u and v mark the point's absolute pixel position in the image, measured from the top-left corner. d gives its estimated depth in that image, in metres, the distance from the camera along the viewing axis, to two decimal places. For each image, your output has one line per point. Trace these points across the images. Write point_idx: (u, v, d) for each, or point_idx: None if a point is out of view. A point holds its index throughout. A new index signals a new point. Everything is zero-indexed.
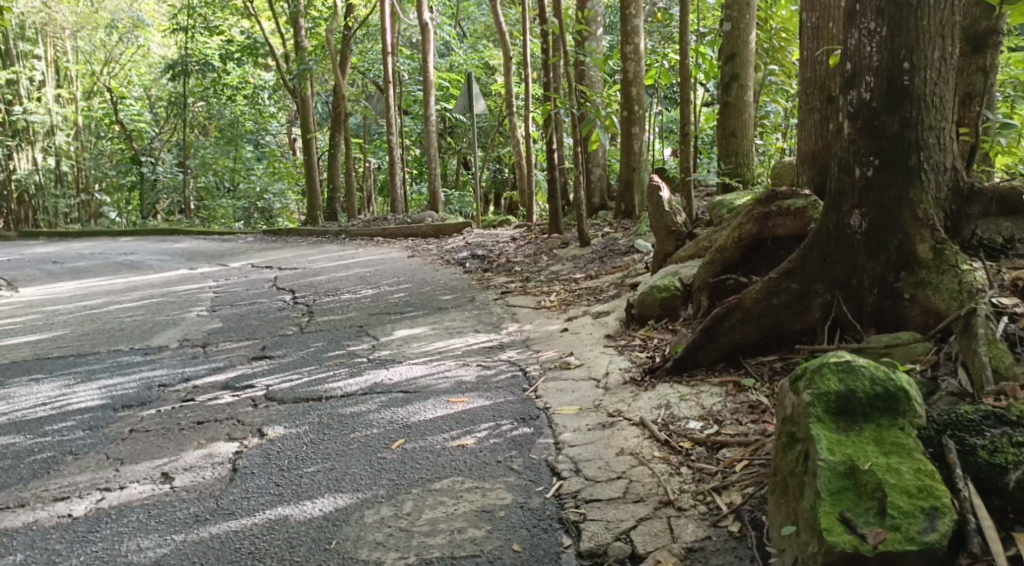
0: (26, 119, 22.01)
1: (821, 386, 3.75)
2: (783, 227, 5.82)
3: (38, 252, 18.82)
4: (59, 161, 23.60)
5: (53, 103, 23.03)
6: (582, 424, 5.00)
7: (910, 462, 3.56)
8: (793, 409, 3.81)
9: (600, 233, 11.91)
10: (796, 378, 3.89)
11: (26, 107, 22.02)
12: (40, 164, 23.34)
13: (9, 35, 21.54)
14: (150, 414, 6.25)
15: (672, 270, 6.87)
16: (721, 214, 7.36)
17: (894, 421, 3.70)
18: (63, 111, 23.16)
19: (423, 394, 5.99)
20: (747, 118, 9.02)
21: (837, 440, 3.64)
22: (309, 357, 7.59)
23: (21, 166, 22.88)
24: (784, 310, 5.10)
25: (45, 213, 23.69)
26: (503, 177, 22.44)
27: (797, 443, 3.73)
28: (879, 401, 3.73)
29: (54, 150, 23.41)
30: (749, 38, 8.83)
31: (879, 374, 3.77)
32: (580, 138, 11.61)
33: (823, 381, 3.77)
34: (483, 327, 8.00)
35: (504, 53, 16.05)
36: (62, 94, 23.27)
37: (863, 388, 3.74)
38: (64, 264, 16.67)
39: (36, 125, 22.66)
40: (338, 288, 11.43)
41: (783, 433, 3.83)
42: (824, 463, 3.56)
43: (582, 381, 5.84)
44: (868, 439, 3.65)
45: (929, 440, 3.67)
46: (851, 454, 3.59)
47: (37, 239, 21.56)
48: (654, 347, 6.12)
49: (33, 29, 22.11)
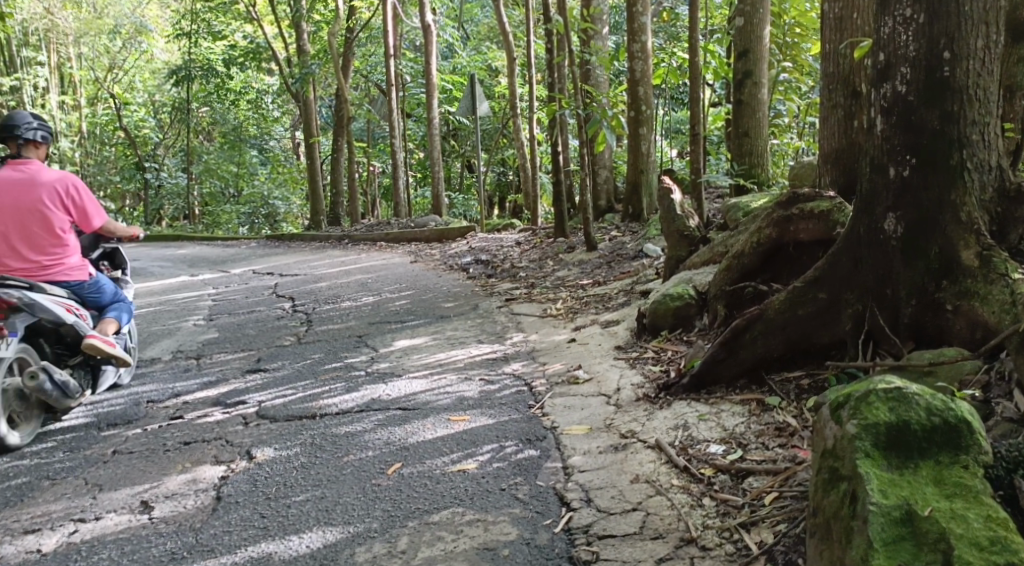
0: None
1: (868, 416, 3.39)
2: (805, 231, 5.44)
3: None
4: (63, 168, 23.31)
5: (57, 110, 22.75)
6: (593, 447, 4.63)
7: (978, 507, 3.18)
8: (835, 442, 3.45)
9: (607, 237, 11.54)
10: (837, 405, 3.53)
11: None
12: (43, 170, 23.06)
13: (11, 41, 21.27)
14: (135, 433, 5.87)
15: (686, 277, 6.51)
16: (736, 217, 6.99)
17: (956, 458, 3.32)
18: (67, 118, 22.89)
19: (423, 411, 5.63)
20: (761, 117, 8.61)
21: (889, 481, 3.28)
22: (305, 371, 7.23)
23: None
24: (811, 321, 4.76)
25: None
26: (507, 180, 22.05)
27: (841, 481, 3.37)
28: (938, 434, 3.35)
29: (59, 156, 23.06)
30: (764, 33, 8.44)
31: (935, 404, 3.40)
32: (586, 140, 11.25)
33: (871, 410, 3.41)
34: (486, 337, 7.64)
35: (509, 54, 15.66)
36: (66, 100, 22.95)
37: (917, 419, 3.36)
38: None
39: None
40: (338, 296, 11.09)
41: (823, 469, 3.47)
42: (877, 508, 3.21)
43: (591, 397, 5.48)
44: (925, 480, 3.28)
45: (999, 481, 3.31)
46: (907, 496, 3.23)
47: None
48: (668, 360, 5.74)
49: (37, 35, 21.80)
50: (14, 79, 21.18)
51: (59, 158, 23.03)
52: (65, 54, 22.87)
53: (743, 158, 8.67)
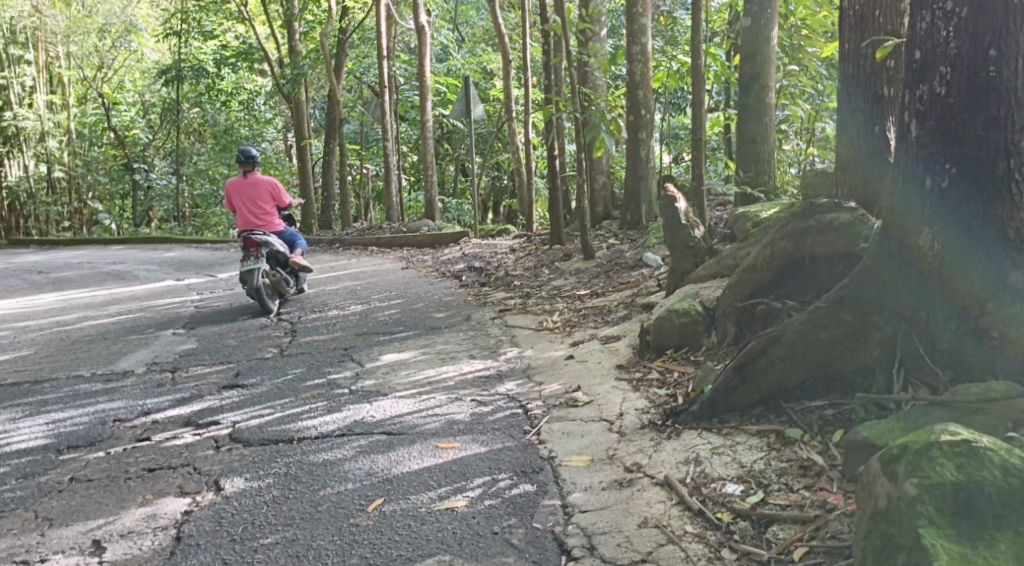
0: (16, 126, 21.17)
1: (930, 476, 3.15)
2: (823, 244, 5.05)
3: (25, 261, 18.04)
4: (51, 169, 22.80)
5: (45, 109, 22.15)
6: (595, 482, 4.21)
7: None
8: (890, 502, 3.20)
9: (605, 245, 11.12)
10: (891, 458, 3.28)
11: (15, 114, 21.13)
12: (32, 171, 22.53)
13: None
14: (97, 458, 5.60)
15: (692, 291, 6.09)
16: (744, 227, 6.55)
17: None
18: (56, 118, 22.32)
19: (409, 436, 5.21)
20: (768, 123, 8.18)
21: (962, 555, 3.02)
22: (284, 388, 6.79)
23: (11, 173, 21.98)
24: (834, 345, 4.36)
25: (37, 221, 22.83)
26: (503, 185, 21.62)
27: (900, 552, 3.11)
28: (1016, 499, 3.10)
29: (46, 157, 22.53)
30: (771, 34, 8.00)
31: (1011, 463, 3.16)
32: (584, 144, 10.78)
33: (935, 470, 3.16)
34: (479, 352, 7.20)
35: (505, 56, 15.17)
36: (54, 100, 22.39)
37: (992, 482, 3.12)
38: (48, 273, 15.89)
39: (27, 132, 21.86)
40: (325, 304, 10.64)
41: (873, 534, 3.22)
42: None
43: (592, 423, 5.05)
44: (1007, 554, 3.02)
45: None
46: None
47: (27, 248, 20.73)
48: (675, 384, 5.28)
49: (25, 34, 21.24)
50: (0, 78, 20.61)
51: (47, 158, 22.47)
52: (53, 52, 22.23)
53: (749, 165, 8.22)
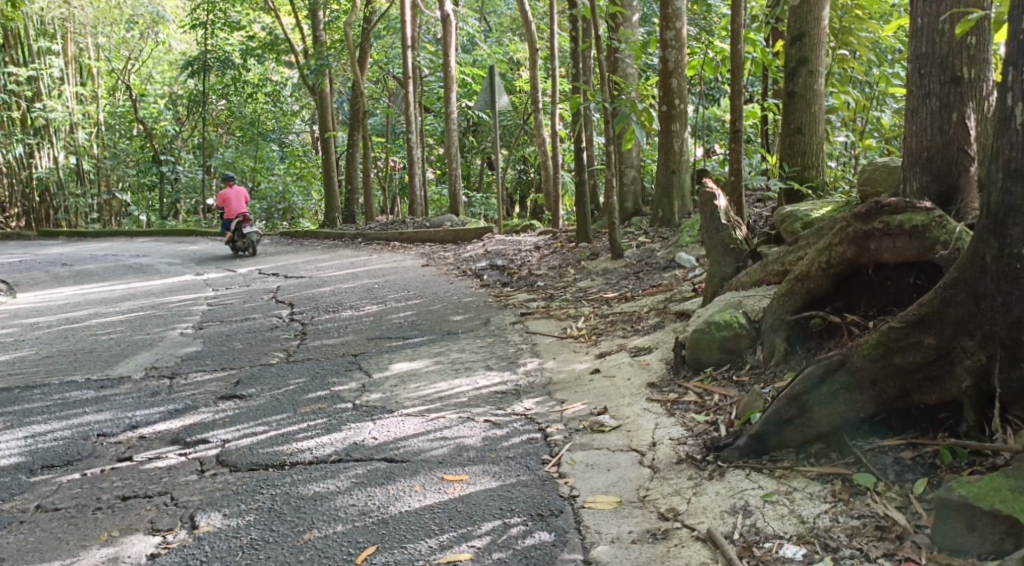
0: (45, 117, 20.61)
1: None
2: (891, 250, 4.38)
3: (50, 253, 17.54)
4: (80, 160, 22.14)
5: (73, 100, 21.58)
6: (624, 532, 3.68)
7: None
8: None
9: (634, 243, 10.44)
10: None
11: (44, 104, 20.60)
12: (60, 162, 21.90)
13: (28, 28, 20.12)
14: (70, 481, 5.05)
15: (734, 299, 5.40)
16: (791, 228, 5.88)
17: None
18: (85, 108, 21.75)
19: (413, 466, 4.60)
20: (818, 111, 7.37)
21: None
22: (284, 401, 6.18)
23: (42, 164, 21.56)
24: (913, 374, 3.76)
25: (65, 212, 22.18)
26: (529, 178, 20.89)
27: None
28: None
29: (76, 147, 21.93)
30: (822, 14, 7.28)
31: None
32: (613, 136, 10.05)
33: None
34: (497, 362, 6.57)
35: (531, 44, 14.45)
36: (82, 91, 21.75)
37: None
38: (70, 266, 15.39)
39: (57, 123, 21.22)
40: (340, 303, 10.06)
41: None
42: None
43: (620, 452, 4.43)
44: None
45: None
46: None
47: (56, 241, 20.23)
48: (715, 408, 4.64)
49: (54, 25, 20.74)
50: (29, 70, 20.05)
51: (77, 149, 21.83)
52: (82, 44, 21.71)
53: (794, 158, 7.43)
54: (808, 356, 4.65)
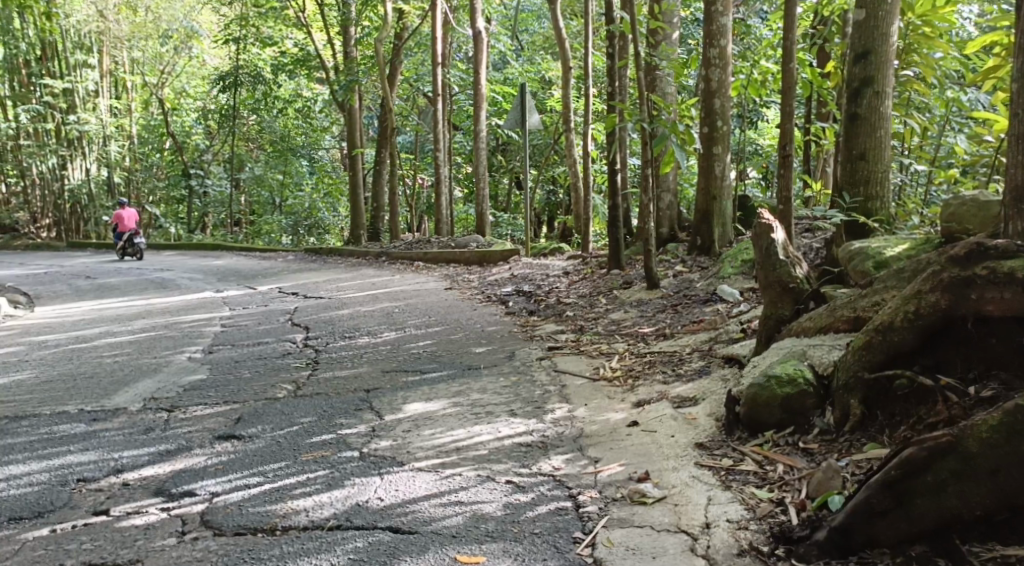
0: (78, 129, 20.20)
1: None
2: (996, 300, 3.75)
3: (77, 265, 17.08)
4: (112, 172, 21.68)
5: (107, 113, 21.12)
6: None
7: None
8: None
9: (670, 271, 9.68)
10: None
11: (78, 116, 20.11)
12: (92, 175, 21.48)
13: (64, 39, 19.74)
14: (35, 538, 4.43)
15: (797, 346, 4.74)
16: (863, 268, 5.19)
17: None
18: (118, 121, 21.25)
19: (425, 540, 3.95)
20: (884, 136, 6.63)
21: None
22: (284, 445, 5.51)
23: (74, 175, 21.17)
24: None
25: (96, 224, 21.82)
26: (558, 200, 20.20)
27: None
28: None
29: (109, 160, 21.50)
30: (890, 28, 6.53)
31: None
32: (650, 159, 9.32)
33: None
34: (522, 406, 5.90)
35: (565, 62, 13.75)
36: (116, 105, 21.25)
37: None
38: (92, 279, 14.91)
39: (90, 135, 20.79)
40: (357, 329, 9.44)
41: None
42: None
43: (666, 533, 3.80)
44: None
45: None
46: None
47: (83, 253, 19.80)
48: (778, 480, 4.00)
49: (90, 38, 20.16)
50: (64, 82, 19.71)
51: (109, 162, 21.36)
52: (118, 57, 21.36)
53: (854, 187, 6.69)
54: (891, 422, 3.99)
